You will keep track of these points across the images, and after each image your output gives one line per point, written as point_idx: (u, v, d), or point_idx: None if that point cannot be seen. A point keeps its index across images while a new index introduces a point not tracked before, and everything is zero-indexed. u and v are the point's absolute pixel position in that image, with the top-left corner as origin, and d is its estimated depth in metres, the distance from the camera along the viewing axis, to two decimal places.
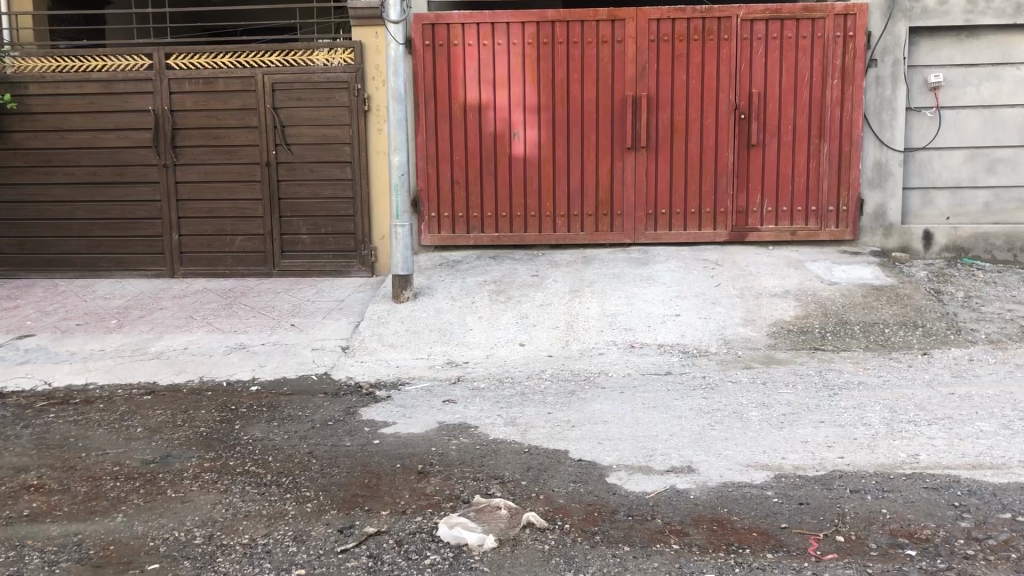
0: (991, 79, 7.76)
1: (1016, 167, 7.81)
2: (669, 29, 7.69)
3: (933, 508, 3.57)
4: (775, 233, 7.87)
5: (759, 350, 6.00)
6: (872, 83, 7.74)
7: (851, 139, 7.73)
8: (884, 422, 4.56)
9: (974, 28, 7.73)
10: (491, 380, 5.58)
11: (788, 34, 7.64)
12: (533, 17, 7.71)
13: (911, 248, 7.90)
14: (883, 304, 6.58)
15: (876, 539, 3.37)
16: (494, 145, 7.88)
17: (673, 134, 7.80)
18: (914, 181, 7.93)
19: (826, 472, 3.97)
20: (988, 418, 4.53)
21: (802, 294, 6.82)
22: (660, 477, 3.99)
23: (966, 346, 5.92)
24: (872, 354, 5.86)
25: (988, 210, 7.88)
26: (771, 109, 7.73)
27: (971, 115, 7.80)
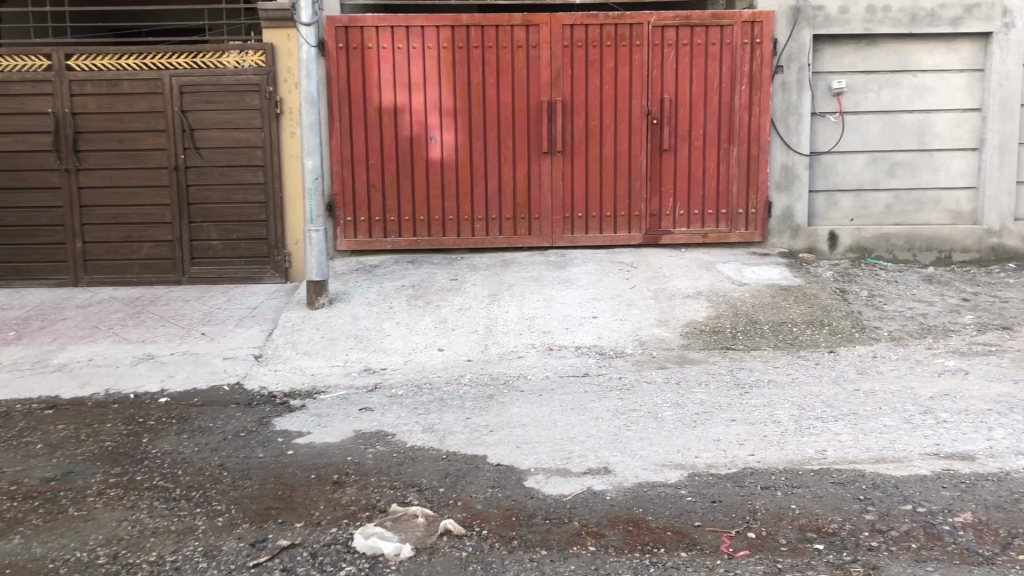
0: (890, 85, 8.04)
1: (914, 170, 8.13)
2: (582, 35, 7.77)
3: (840, 502, 3.67)
4: (687, 235, 8.04)
5: (673, 350, 6.10)
6: (778, 89, 7.94)
7: (759, 143, 7.93)
8: (793, 419, 4.68)
9: (874, 36, 7.99)
10: (409, 387, 5.53)
11: (698, 41, 7.80)
12: (447, 20, 7.68)
13: (817, 249, 8.14)
14: (790, 304, 6.77)
15: (786, 534, 3.45)
16: (410, 149, 7.83)
17: (588, 138, 7.88)
18: (819, 184, 8.17)
19: (737, 469, 4.05)
20: (891, 413, 4.69)
21: (715, 295, 6.96)
22: (577, 480, 4.02)
23: (870, 343, 6.13)
24: (781, 352, 6.02)
25: (889, 211, 8.18)
26: (682, 114, 7.89)
27: (872, 120, 8.07)
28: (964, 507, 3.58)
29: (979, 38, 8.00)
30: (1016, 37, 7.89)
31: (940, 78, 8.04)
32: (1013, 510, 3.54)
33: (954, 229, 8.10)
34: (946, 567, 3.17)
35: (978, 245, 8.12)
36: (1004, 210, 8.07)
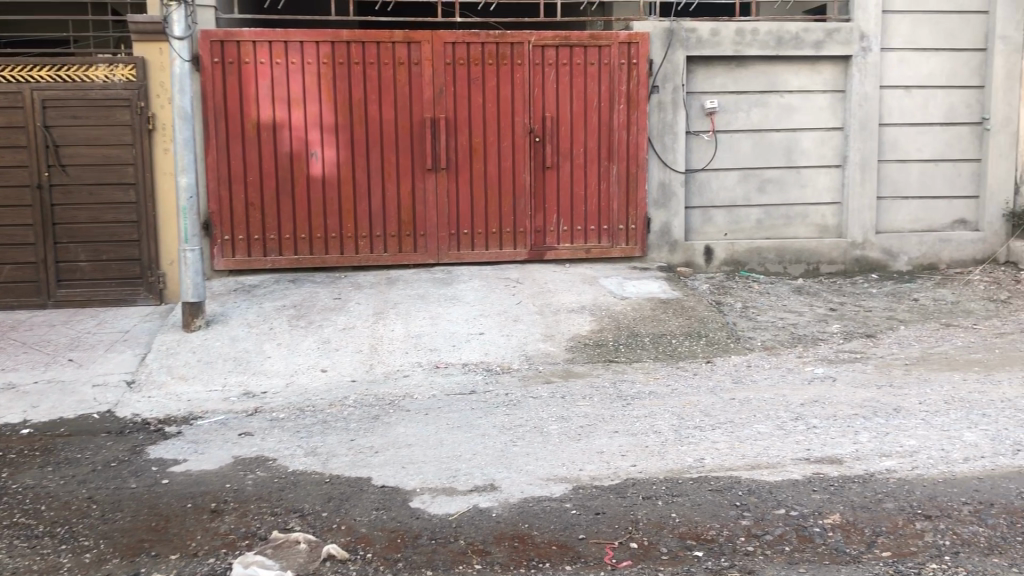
0: (759, 105, 8.39)
1: (782, 187, 8.50)
2: (464, 53, 7.81)
3: (718, 509, 3.78)
4: (571, 250, 8.17)
5: (559, 365, 6.17)
6: (655, 108, 8.17)
7: (637, 161, 8.14)
8: (672, 429, 4.80)
9: (743, 58, 8.32)
10: (291, 410, 5.40)
11: (578, 60, 7.97)
12: (327, 36, 7.59)
13: (694, 263, 8.40)
14: (670, 317, 6.95)
15: (667, 543, 3.53)
16: (291, 166, 7.70)
17: (472, 155, 7.91)
18: (695, 200, 8.43)
19: (620, 481, 4.12)
20: (766, 420, 4.87)
21: (598, 310, 7.09)
22: (463, 498, 4.00)
23: (745, 353, 6.36)
24: (661, 364, 6.17)
25: (760, 225, 8.51)
26: (563, 132, 8.02)
27: (743, 139, 8.40)
28: (832, 509, 3.74)
29: (840, 61, 8.43)
30: (873, 60, 8.35)
31: (805, 98, 8.43)
32: (876, 510, 3.71)
33: (821, 242, 8.52)
34: (817, 568, 3.30)
35: (843, 257, 8.55)
36: (866, 224, 8.52)
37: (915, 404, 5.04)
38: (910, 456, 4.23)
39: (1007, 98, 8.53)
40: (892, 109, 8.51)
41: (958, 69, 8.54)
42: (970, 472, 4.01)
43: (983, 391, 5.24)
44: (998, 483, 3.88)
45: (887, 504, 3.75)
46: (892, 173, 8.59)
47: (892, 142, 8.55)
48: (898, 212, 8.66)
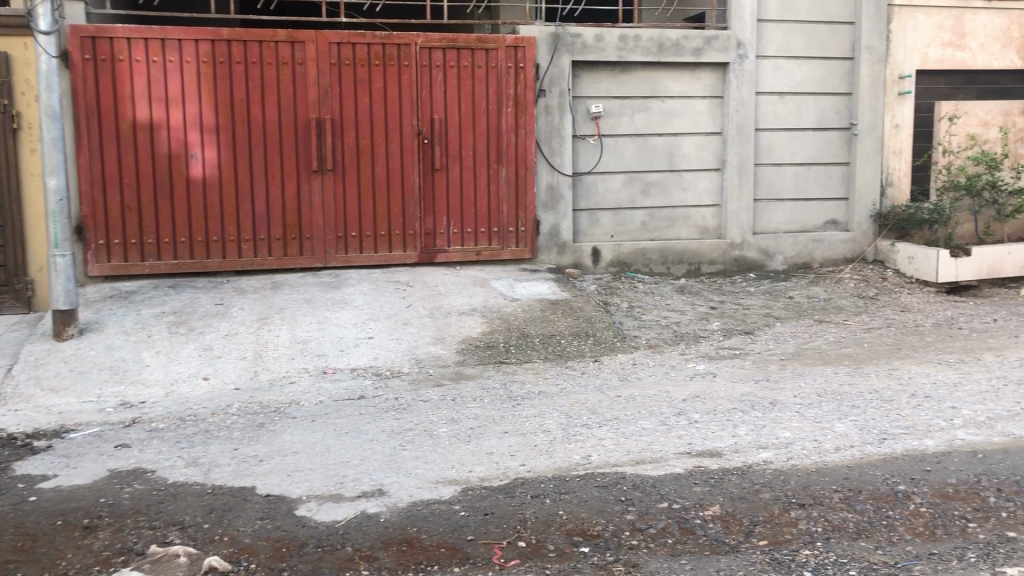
0: (642, 110, 8.59)
1: (665, 189, 8.73)
2: (350, 54, 7.72)
3: (604, 504, 3.85)
4: (461, 253, 8.18)
5: (449, 367, 6.16)
6: (542, 111, 8.26)
7: (526, 164, 8.21)
8: (560, 427, 4.86)
9: (627, 64, 8.49)
10: (171, 420, 5.21)
11: (465, 63, 7.99)
12: (206, 34, 7.38)
13: (582, 264, 8.54)
14: (559, 317, 7.04)
15: (554, 540, 3.57)
16: (170, 167, 7.44)
17: (359, 157, 7.83)
18: (582, 202, 8.57)
19: (509, 481, 4.14)
20: (650, 416, 4.99)
21: (488, 311, 7.12)
22: (350, 504, 3.95)
23: (630, 351, 6.50)
24: (550, 364, 6.24)
25: (645, 227, 8.72)
26: (452, 135, 8.03)
27: (627, 143, 8.60)
28: (712, 500, 3.86)
29: (718, 68, 8.71)
30: (749, 68, 8.66)
31: (686, 104, 8.68)
32: (754, 500, 3.85)
33: (702, 243, 8.79)
34: (698, 559, 3.39)
35: (723, 257, 8.85)
36: (744, 225, 8.84)
37: (791, 397, 5.25)
38: (785, 448, 4.41)
39: (873, 106, 9.00)
40: (767, 115, 8.85)
41: (827, 77, 8.96)
42: (841, 461, 4.21)
43: (853, 383, 5.51)
44: (866, 470, 4.08)
45: (764, 494, 3.89)
46: (768, 177, 8.94)
47: (768, 146, 8.89)
48: (774, 214, 9.01)
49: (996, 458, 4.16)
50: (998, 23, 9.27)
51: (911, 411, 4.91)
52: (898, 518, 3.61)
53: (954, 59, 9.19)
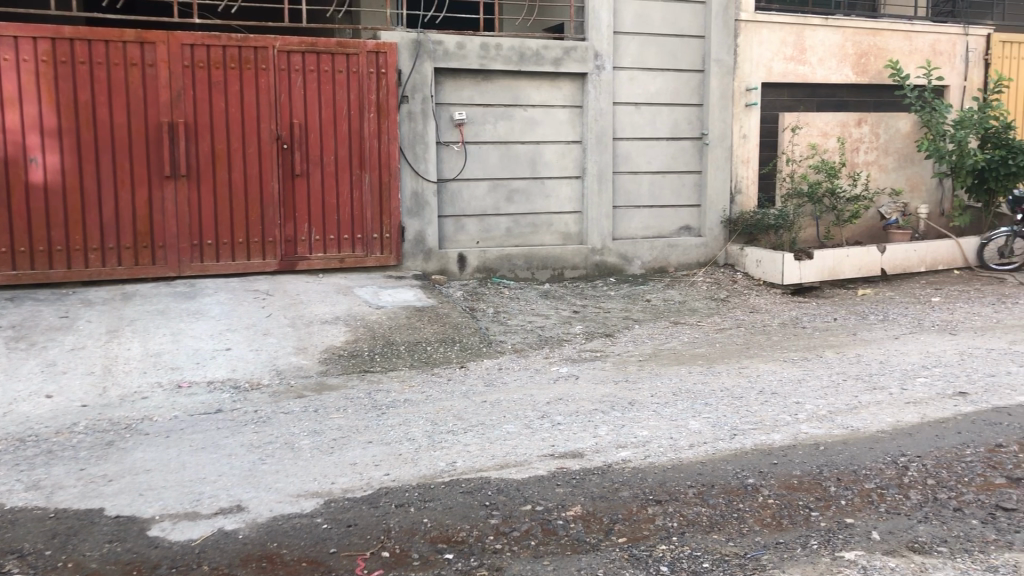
0: (504, 118, 8.68)
1: (529, 196, 8.85)
2: (203, 56, 7.47)
3: (468, 510, 3.87)
4: (323, 260, 8.04)
5: (311, 377, 6.04)
6: (404, 118, 8.22)
7: (389, 170, 8.16)
8: (425, 435, 4.85)
9: (488, 72, 8.56)
10: (8, 441, 4.88)
11: (325, 68, 7.88)
12: (46, 32, 6.98)
13: (448, 270, 8.55)
14: (424, 324, 7.03)
15: (418, 549, 3.55)
16: (6, 172, 6.99)
17: (215, 162, 7.58)
18: (447, 209, 8.58)
19: (373, 491, 4.10)
20: (514, 420, 5.05)
21: (351, 319, 7.03)
22: (207, 521, 3.81)
23: (496, 356, 6.55)
24: (416, 371, 6.21)
25: (509, 234, 8.82)
26: (312, 140, 7.89)
27: (491, 150, 8.67)
28: (574, 501, 3.94)
29: (577, 78, 8.91)
30: (607, 78, 8.90)
31: (546, 112, 8.83)
32: (613, 498, 3.95)
33: (565, 249, 8.96)
34: (560, 559, 3.44)
35: (585, 262, 9.05)
36: (604, 231, 9.07)
37: (648, 397, 5.43)
38: (643, 446, 4.55)
39: (723, 117, 9.42)
40: (625, 124, 9.12)
41: (680, 89, 9.31)
42: (695, 457, 4.38)
43: (706, 382, 5.74)
44: (717, 465, 4.26)
45: (623, 492, 4.00)
46: (627, 184, 9.22)
47: (626, 155, 9.16)
48: (632, 220, 9.30)
49: (835, 449, 4.42)
50: (834, 40, 9.89)
51: (759, 407, 5.16)
52: (748, 510, 3.78)
53: (796, 73, 9.73)
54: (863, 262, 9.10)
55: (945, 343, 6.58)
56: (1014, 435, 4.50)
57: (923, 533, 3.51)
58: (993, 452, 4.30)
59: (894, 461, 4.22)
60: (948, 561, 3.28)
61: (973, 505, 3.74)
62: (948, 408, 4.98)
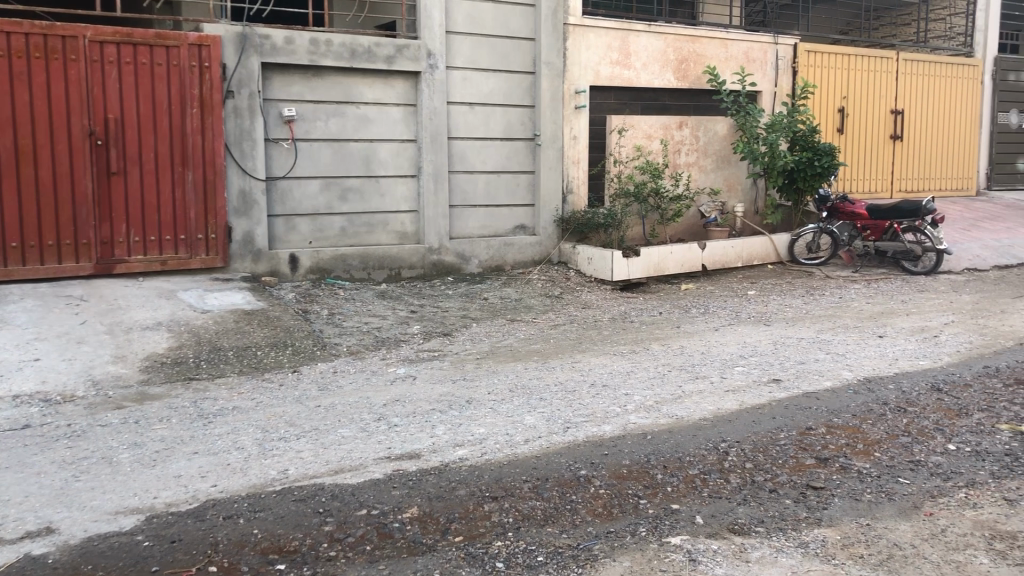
0: (336, 115, 8.51)
1: (363, 195, 8.73)
2: (4, 44, 6.91)
3: (301, 518, 3.76)
4: (143, 263, 7.62)
5: (131, 387, 5.69)
6: (230, 113, 7.90)
7: (214, 168, 7.83)
8: (256, 443, 4.68)
9: (318, 68, 8.36)
10: None
11: (142, 60, 7.46)
12: None
13: (279, 272, 8.30)
14: (254, 328, 6.80)
15: (247, 561, 3.41)
16: None
17: (19, 159, 7.04)
18: (277, 208, 8.32)
19: (198, 504, 3.91)
20: (349, 424, 4.95)
21: (175, 325, 6.69)
22: (11, 547, 3.51)
23: (330, 359, 6.41)
24: (245, 377, 5.98)
25: (343, 234, 8.66)
26: (130, 136, 7.47)
27: (322, 148, 8.47)
28: (410, 502, 3.90)
29: (410, 76, 8.85)
30: (440, 77, 8.89)
31: (379, 110, 8.72)
32: (449, 498, 3.94)
33: (401, 248, 8.89)
34: (395, 563, 3.39)
35: (421, 262, 9.01)
36: (441, 230, 9.06)
37: (484, 395, 5.46)
38: (479, 444, 4.57)
39: (554, 118, 9.61)
40: (459, 124, 9.14)
41: (512, 90, 9.43)
42: (530, 452, 4.44)
43: (541, 378, 5.84)
44: (551, 459, 4.33)
45: (459, 491, 4.01)
46: (462, 184, 9.25)
47: (460, 154, 9.19)
48: (468, 220, 9.34)
49: (662, 438, 4.59)
50: (657, 46, 10.29)
51: (590, 400, 5.30)
52: (580, 502, 3.86)
53: (621, 76, 10.07)
54: (686, 259, 9.54)
55: (760, 333, 6.99)
56: (823, 418, 4.82)
57: (742, 515, 3.70)
58: (804, 434, 4.59)
59: (715, 447, 4.43)
60: (765, 540, 3.47)
61: (787, 485, 3.98)
62: (763, 394, 5.29)
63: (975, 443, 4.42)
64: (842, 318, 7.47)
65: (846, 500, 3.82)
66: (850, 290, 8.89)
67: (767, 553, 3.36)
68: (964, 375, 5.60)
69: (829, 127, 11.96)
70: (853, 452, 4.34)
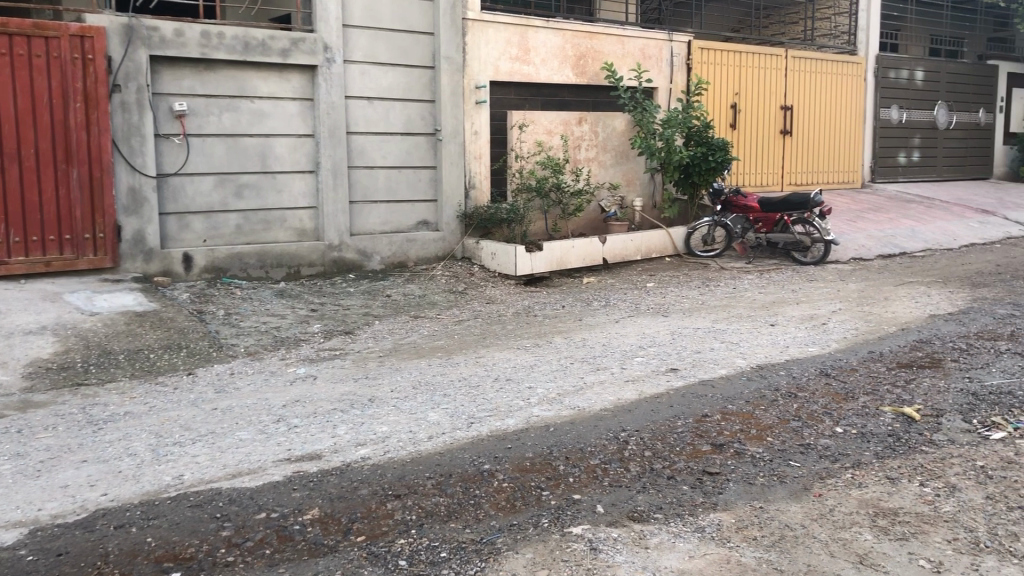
0: (230, 110, 8.29)
1: (260, 192, 8.53)
2: None
3: (197, 524, 3.65)
4: (26, 264, 7.28)
5: (14, 395, 5.42)
6: (117, 108, 7.61)
7: (100, 165, 7.53)
8: (149, 448, 4.52)
9: (210, 61, 8.13)
10: None
11: (19, 51, 7.12)
12: None
13: (173, 272, 8.04)
14: (146, 331, 6.57)
15: (140, 570, 3.29)
16: None
17: None
18: (169, 206, 8.06)
19: (87, 514, 3.75)
20: (247, 426, 4.83)
21: (60, 329, 6.40)
22: None
23: (227, 360, 6.25)
24: (137, 381, 5.77)
25: (239, 231, 8.45)
26: (7, 132, 7.11)
27: (216, 143, 8.25)
28: (311, 504, 3.84)
29: (306, 70, 8.69)
30: (337, 71, 8.75)
31: (275, 105, 8.54)
32: (351, 498, 3.89)
33: (300, 246, 8.73)
34: (295, 566, 3.32)
35: (321, 259, 8.87)
36: (341, 227, 8.94)
37: (387, 392, 5.41)
38: (381, 442, 4.52)
39: (454, 113, 9.58)
40: (357, 118, 9.03)
41: (411, 84, 9.37)
42: (433, 448, 4.42)
43: (444, 373, 5.82)
44: (454, 455, 4.33)
45: (361, 490, 3.96)
46: (362, 179, 9.14)
47: (360, 149, 9.08)
48: (369, 215, 9.24)
49: (564, 430, 4.63)
50: (555, 42, 10.38)
51: (494, 394, 5.32)
52: (484, 496, 3.87)
53: (521, 72, 10.11)
54: (587, 253, 9.66)
55: (658, 324, 7.13)
56: (718, 405, 4.96)
57: (641, 503, 3.77)
58: (701, 422, 4.70)
59: (615, 437, 4.51)
60: (663, 526, 3.54)
61: (683, 471, 4.07)
62: (661, 383, 5.40)
63: (860, 426, 4.62)
64: (737, 307, 7.70)
65: (740, 484, 3.94)
66: (744, 281, 9.16)
67: (665, 539, 3.43)
68: (850, 360, 5.84)
69: (722, 123, 12.29)
70: (747, 437, 4.48)
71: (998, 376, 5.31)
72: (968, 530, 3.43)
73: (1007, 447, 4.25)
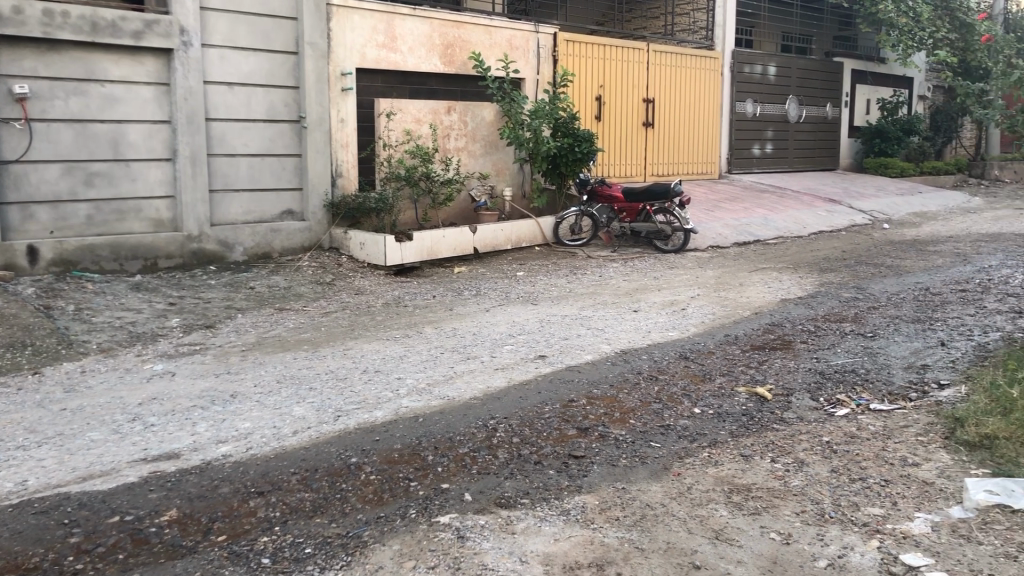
0: (77, 94, 7.85)
1: (111, 180, 8.12)
2: None
3: (42, 532, 3.45)
4: None
5: None
6: None
7: None
8: None
9: (54, 42, 7.66)
10: None
11: None
12: None
13: (16, 265, 7.55)
14: None
15: None
16: None
17: None
18: (11, 195, 7.57)
19: None
20: (98, 427, 4.60)
21: None
22: None
23: (78, 358, 5.93)
24: None
25: (90, 222, 8.02)
26: None
27: (62, 129, 7.79)
28: (168, 505, 3.69)
29: (161, 54, 8.32)
30: (195, 55, 8.42)
31: (127, 89, 8.14)
32: (211, 497, 3.76)
33: (157, 237, 8.36)
34: (151, 569, 3.19)
35: (180, 251, 8.52)
36: (200, 217, 8.62)
37: (251, 387, 5.26)
38: (244, 439, 4.39)
39: (319, 100, 9.37)
40: (217, 105, 8.72)
41: (274, 70, 9.10)
42: (298, 443, 4.33)
43: (310, 366, 5.71)
44: (320, 449, 4.25)
45: (222, 489, 3.83)
46: (222, 167, 8.84)
47: (220, 136, 8.78)
48: (230, 205, 8.96)
49: (432, 419, 4.63)
50: (422, 30, 10.30)
51: (362, 386, 5.25)
52: (351, 489, 3.82)
53: (388, 59, 9.99)
54: (457, 242, 9.66)
55: (527, 312, 7.21)
56: (583, 390, 5.06)
57: (508, 489, 3.81)
58: (567, 406, 4.79)
59: (484, 424, 4.53)
60: (529, 511, 3.59)
61: (550, 456, 4.14)
62: (529, 370, 5.47)
63: (717, 406, 4.81)
64: (602, 295, 7.87)
65: (603, 466, 4.03)
66: (609, 269, 9.37)
67: (531, 523, 3.47)
68: (707, 343, 6.07)
69: (588, 114, 12.50)
70: (611, 421, 4.58)
71: (842, 355, 5.63)
72: (814, 502, 3.63)
73: (850, 422, 4.52)
